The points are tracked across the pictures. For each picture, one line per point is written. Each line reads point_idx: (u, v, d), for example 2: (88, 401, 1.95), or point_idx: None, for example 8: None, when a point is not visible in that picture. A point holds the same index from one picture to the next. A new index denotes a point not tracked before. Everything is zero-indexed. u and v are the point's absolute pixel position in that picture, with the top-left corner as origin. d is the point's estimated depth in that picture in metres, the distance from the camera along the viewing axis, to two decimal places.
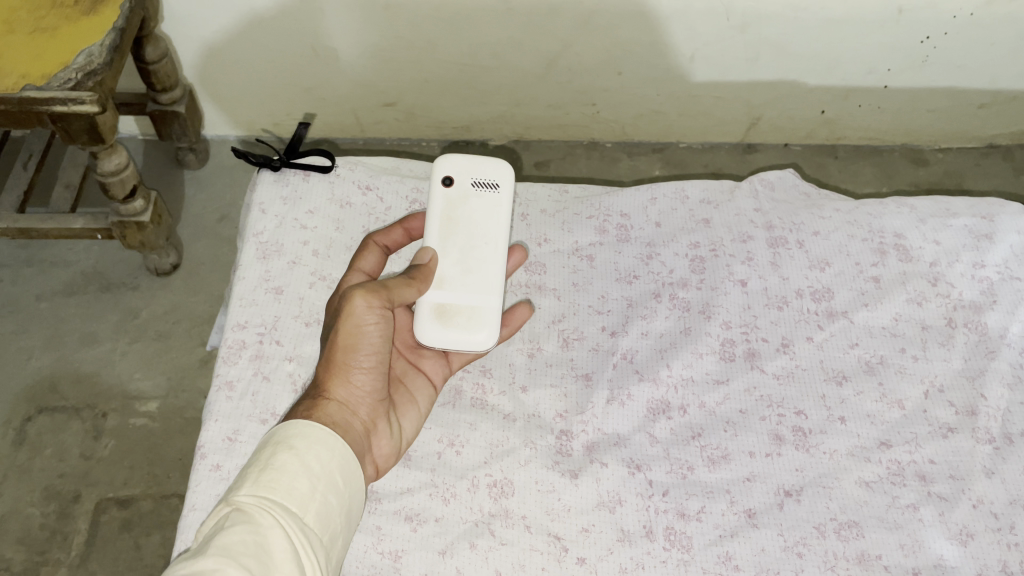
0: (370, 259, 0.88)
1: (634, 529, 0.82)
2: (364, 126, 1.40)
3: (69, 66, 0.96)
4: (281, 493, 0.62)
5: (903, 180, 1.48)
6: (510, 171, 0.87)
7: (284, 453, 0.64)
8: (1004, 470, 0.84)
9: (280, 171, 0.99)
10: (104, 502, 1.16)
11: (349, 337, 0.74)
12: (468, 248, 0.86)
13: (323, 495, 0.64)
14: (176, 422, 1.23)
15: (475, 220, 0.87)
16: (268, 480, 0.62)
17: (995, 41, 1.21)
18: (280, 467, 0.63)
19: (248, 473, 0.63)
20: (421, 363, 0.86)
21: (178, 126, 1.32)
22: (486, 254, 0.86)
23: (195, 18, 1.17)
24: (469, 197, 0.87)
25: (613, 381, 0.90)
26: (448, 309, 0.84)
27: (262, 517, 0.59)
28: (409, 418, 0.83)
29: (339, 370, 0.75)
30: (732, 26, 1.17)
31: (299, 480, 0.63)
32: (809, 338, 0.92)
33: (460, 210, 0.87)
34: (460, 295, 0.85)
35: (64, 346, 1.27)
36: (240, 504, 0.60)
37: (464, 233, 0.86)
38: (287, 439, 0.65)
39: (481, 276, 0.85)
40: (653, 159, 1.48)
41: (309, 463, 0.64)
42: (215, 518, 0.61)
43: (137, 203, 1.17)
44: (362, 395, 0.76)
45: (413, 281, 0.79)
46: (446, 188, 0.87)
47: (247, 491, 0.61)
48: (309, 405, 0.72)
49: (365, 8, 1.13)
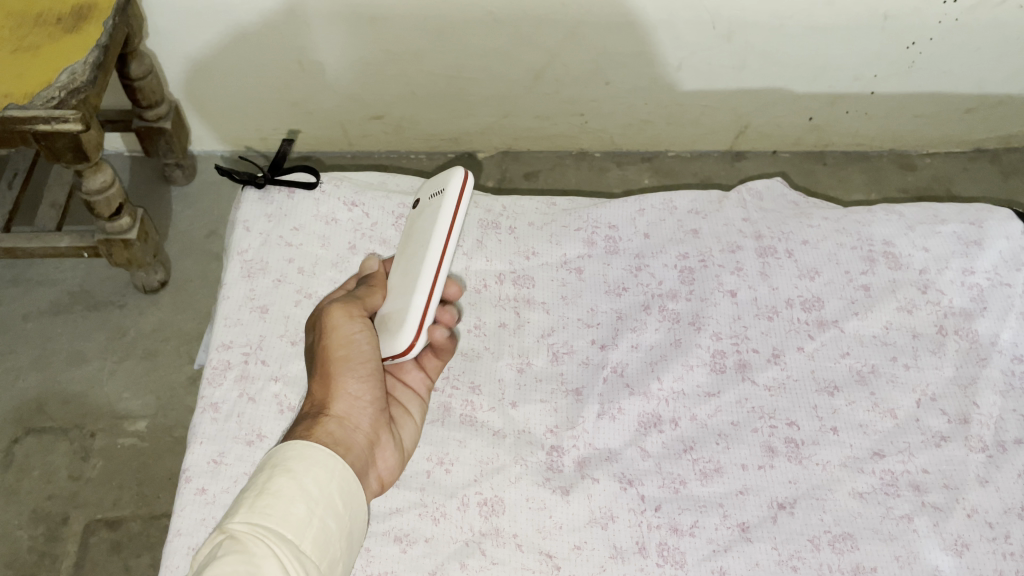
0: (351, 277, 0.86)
1: (627, 545, 0.81)
2: (351, 140, 1.40)
3: (52, 85, 0.95)
4: (277, 519, 0.60)
5: (891, 185, 1.47)
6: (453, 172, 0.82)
7: (280, 476, 0.63)
8: (999, 478, 0.83)
9: (264, 189, 0.98)
10: (92, 524, 1.15)
11: (337, 348, 0.76)
12: (410, 256, 0.83)
13: (321, 520, 0.63)
14: (164, 441, 1.21)
15: (423, 228, 0.84)
16: (264, 506, 0.61)
17: (980, 46, 1.22)
18: (277, 491, 0.62)
19: (244, 498, 0.62)
20: (404, 376, 0.85)
21: (164, 143, 1.31)
22: (420, 251, 0.82)
23: (179, 33, 1.16)
24: (426, 206, 0.86)
25: (604, 395, 0.89)
26: (387, 316, 0.82)
27: (256, 546, 0.58)
28: (407, 428, 0.82)
29: (334, 383, 0.74)
30: (719, 35, 1.17)
31: (296, 505, 0.62)
32: (800, 348, 0.91)
33: (418, 224, 0.87)
34: (397, 299, 0.81)
35: (51, 366, 1.26)
36: (234, 532, 0.59)
37: (413, 242, 0.85)
38: (284, 461, 0.64)
39: (410, 279, 0.81)
40: (641, 168, 1.47)
41: (307, 487, 0.63)
42: (209, 546, 0.60)
43: (124, 220, 1.16)
44: (363, 405, 0.75)
45: (376, 287, 0.84)
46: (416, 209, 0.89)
47: (241, 517, 0.60)
48: (310, 424, 0.71)
49: (350, 22, 1.12)
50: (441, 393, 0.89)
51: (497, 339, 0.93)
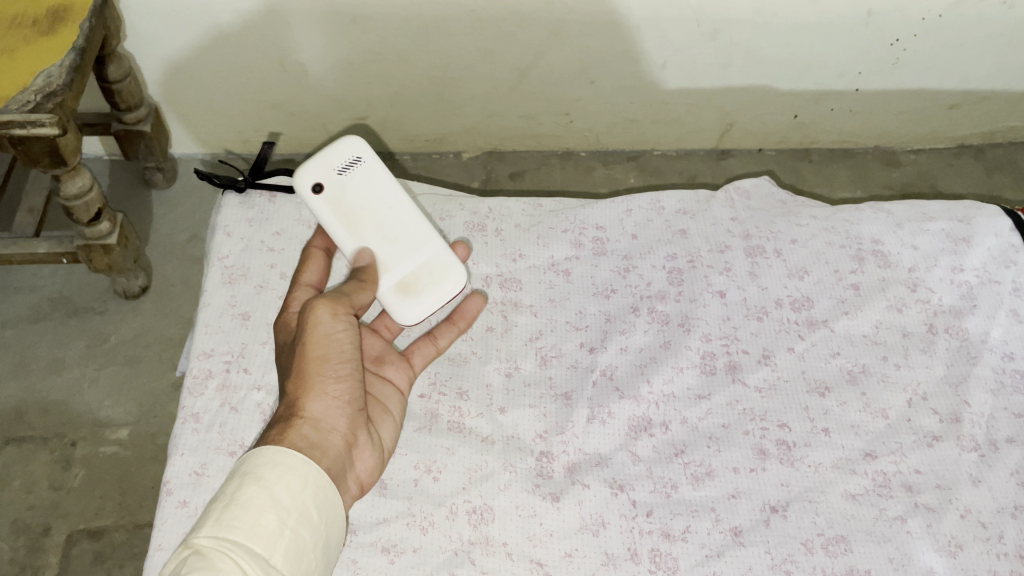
0: (314, 269, 0.85)
1: (618, 552, 0.80)
2: (334, 142, 1.38)
3: (27, 88, 0.93)
4: (245, 533, 0.59)
5: (876, 182, 1.47)
6: (360, 142, 0.85)
7: (250, 486, 0.61)
8: (991, 478, 0.83)
9: (245, 193, 0.96)
10: (74, 535, 1.12)
11: (320, 346, 0.72)
12: (384, 225, 0.84)
13: (293, 530, 0.61)
14: (148, 449, 1.19)
15: (368, 202, 0.85)
16: (231, 518, 0.59)
17: (964, 42, 1.22)
18: (245, 502, 0.60)
19: (212, 510, 0.61)
20: (385, 372, 0.85)
21: (143, 145, 1.28)
22: (396, 215, 0.85)
23: (158, 35, 1.14)
24: (345, 181, 0.84)
25: (594, 399, 0.88)
26: (404, 278, 0.83)
27: (222, 563, 0.56)
28: (385, 426, 0.81)
29: (312, 383, 0.72)
30: (703, 33, 1.16)
31: (266, 515, 0.60)
32: (790, 348, 0.90)
33: (349, 199, 0.84)
34: (408, 260, 0.84)
35: (31, 374, 1.23)
36: (199, 547, 0.57)
37: (368, 217, 0.84)
38: (254, 469, 0.63)
39: (407, 238, 0.84)
40: (628, 167, 1.46)
41: (278, 496, 0.62)
42: (175, 561, 0.58)
43: (103, 225, 1.14)
44: (342, 404, 0.73)
45: (366, 282, 0.79)
46: (320, 193, 0.83)
47: (208, 531, 0.58)
48: (283, 429, 0.69)
49: (332, 23, 1.11)
50: (428, 400, 0.88)
51: (484, 343, 0.92)
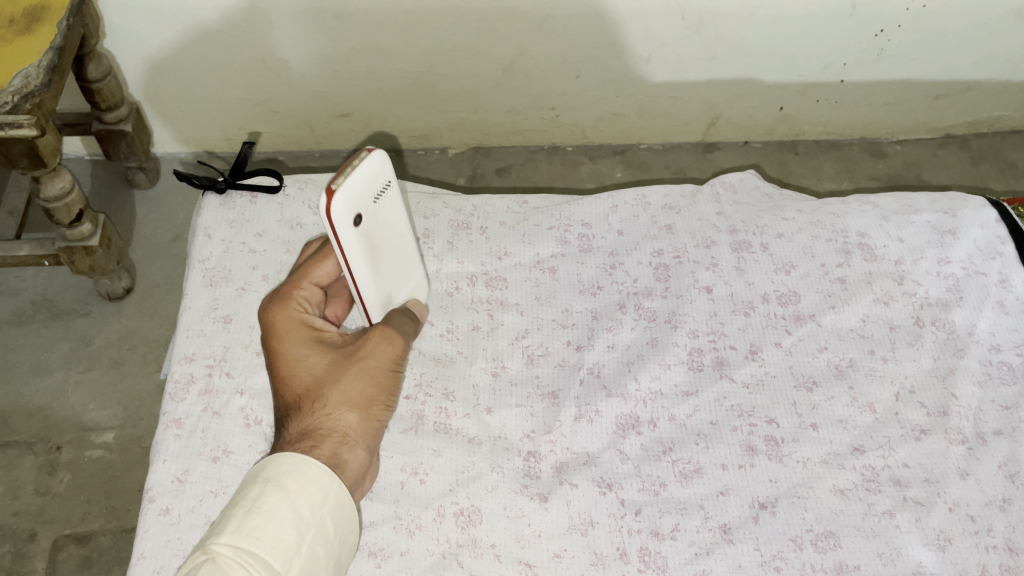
0: (327, 269, 0.79)
1: (608, 552, 0.79)
2: (318, 138, 1.36)
3: (5, 89, 0.91)
4: (265, 545, 0.58)
5: (862, 173, 1.47)
6: (389, 164, 0.73)
7: (273, 495, 0.61)
8: (979, 470, 0.83)
9: (225, 194, 0.95)
10: (61, 540, 1.11)
11: (382, 372, 0.73)
12: (395, 257, 0.81)
13: (311, 546, 0.60)
14: (134, 452, 1.18)
15: (386, 229, 0.78)
16: (253, 527, 0.59)
17: (948, 32, 1.22)
18: (267, 512, 0.60)
19: (233, 516, 0.60)
20: None
21: (124, 145, 1.27)
22: (404, 244, 0.82)
23: (139, 33, 1.13)
24: (378, 210, 0.75)
25: (581, 397, 0.87)
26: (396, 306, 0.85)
27: None
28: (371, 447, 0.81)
29: (360, 403, 0.72)
30: (688, 26, 1.15)
31: (287, 529, 0.60)
32: (777, 343, 0.90)
33: (375, 231, 0.76)
34: (403, 288, 0.84)
35: (15, 378, 1.22)
36: (217, 555, 0.57)
37: (386, 247, 0.79)
38: (278, 477, 0.62)
39: (406, 265, 0.84)
40: (614, 161, 1.45)
41: (299, 509, 0.61)
42: (190, 566, 0.58)
43: (84, 227, 1.12)
44: (382, 426, 0.73)
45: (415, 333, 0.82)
46: (358, 226, 0.72)
47: (227, 539, 0.58)
48: (326, 445, 0.68)
49: (313, 19, 1.10)
50: (413, 401, 0.87)
51: (470, 343, 0.91)
